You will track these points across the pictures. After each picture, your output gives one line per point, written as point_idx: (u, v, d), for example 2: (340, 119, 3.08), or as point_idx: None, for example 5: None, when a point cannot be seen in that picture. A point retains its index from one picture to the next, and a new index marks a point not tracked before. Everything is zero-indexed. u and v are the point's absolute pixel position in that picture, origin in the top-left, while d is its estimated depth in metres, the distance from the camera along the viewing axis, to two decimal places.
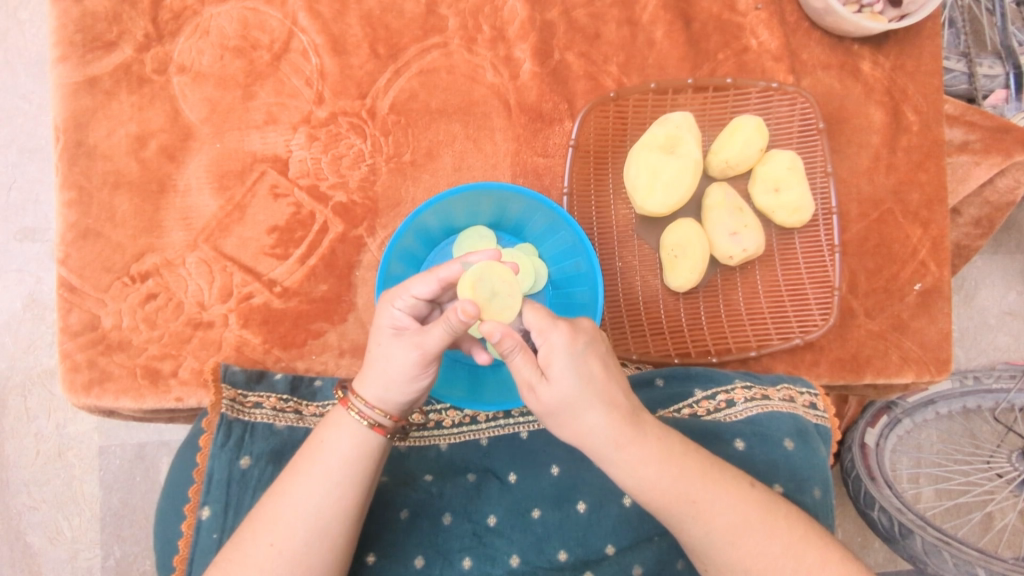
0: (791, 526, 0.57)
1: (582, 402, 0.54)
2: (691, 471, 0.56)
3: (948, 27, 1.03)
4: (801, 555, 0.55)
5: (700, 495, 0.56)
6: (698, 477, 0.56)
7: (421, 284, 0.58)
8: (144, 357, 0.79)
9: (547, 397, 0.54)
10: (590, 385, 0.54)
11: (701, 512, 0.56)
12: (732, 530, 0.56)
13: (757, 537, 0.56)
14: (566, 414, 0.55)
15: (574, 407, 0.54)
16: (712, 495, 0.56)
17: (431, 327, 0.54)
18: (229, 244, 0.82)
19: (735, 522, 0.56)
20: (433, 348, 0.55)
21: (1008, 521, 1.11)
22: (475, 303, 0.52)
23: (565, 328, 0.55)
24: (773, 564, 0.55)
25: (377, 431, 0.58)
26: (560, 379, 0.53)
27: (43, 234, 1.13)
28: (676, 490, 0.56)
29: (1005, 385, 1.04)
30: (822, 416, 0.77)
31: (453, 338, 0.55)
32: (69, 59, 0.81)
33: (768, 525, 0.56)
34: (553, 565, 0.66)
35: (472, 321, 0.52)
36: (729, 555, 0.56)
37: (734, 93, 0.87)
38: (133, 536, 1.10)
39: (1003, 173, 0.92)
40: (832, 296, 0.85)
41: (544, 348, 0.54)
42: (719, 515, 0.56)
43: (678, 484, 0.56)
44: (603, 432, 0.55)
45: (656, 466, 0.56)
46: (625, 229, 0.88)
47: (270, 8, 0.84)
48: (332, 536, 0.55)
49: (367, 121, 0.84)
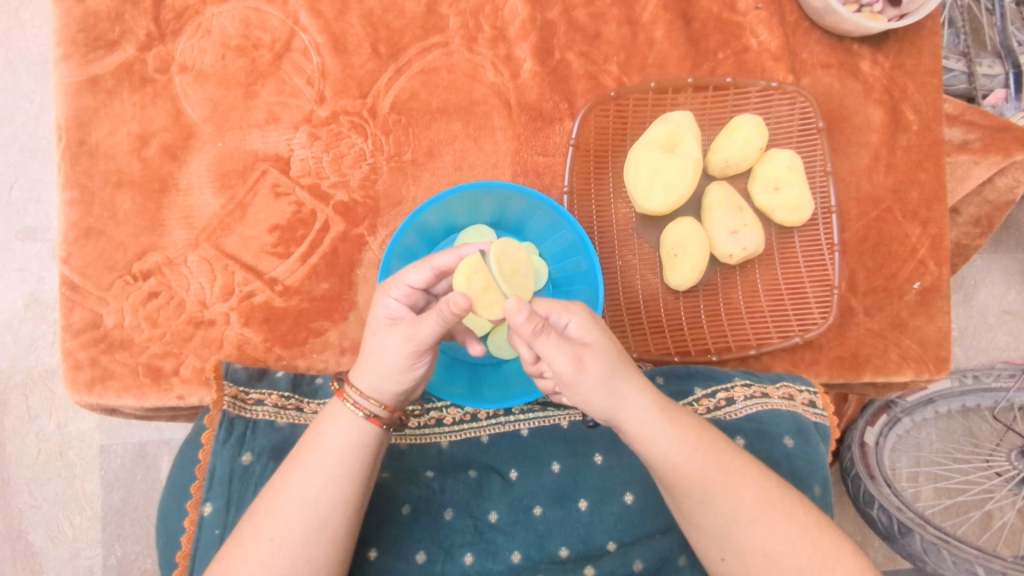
0: (805, 510, 0.58)
1: (621, 370, 0.55)
2: (722, 443, 0.58)
3: (948, 27, 1.03)
4: (817, 540, 0.56)
5: (731, 467, 0.57)
6: (727, 449, 0.58)
7: (415, 272, 0.59)
8: (146, 355, 0.79)
9: (597, 365, 0.53)
10: (621, 353, 0.56)
11: (733, 483, 0.56)
12: (758, 506, 0.56)
13: (778, 515, 0.56)
14: (612, 385, 0.54)
15: (617, 376, 0.54)
16: (741, 468, 0.57)
17: (424, 318, 0.55)
18: (230, 242, 0.82)
19: (761, 498, 0.57)
20: (426, 340, 0.55)
21: (1007, 520, 1.11)
22: (467, 296, 0.52)
23: (581, 306, 0.57)
24: (791, 545, 0.56)
25: (373, 422, 0.58)
26: (602, 344, 0.54)
27: (45, 233, 1.13)
28: (711, 460, 0.56)
29: (1005, 384, 1.04)
30: (822, 415, 0.78)
31: (446, 329, 0.55)
32: (72, 58, 0.81)
33: (788, 507, 0.57)
34: (554, 560, 0.67)
35: (462, 312, 0.52)
36: (753, 533, 0.56)
37: (734, 92, 0.88)
38: (134, 535, 1.10)
39: (1003, 172, 0.92)
40: (832, 294, 0.85)
41: (574, 322, 0.55)
42: (747, 489, 0.56)
43: (712, 455, 0.57)
44: (643, 401, 0.55)
45: (693, 434, 0.57)
46: (625, 228, 0.89)
47: (271, 7, 0.84)
48: (332, 529, 0.56)
49: (368, 120, 0.85)
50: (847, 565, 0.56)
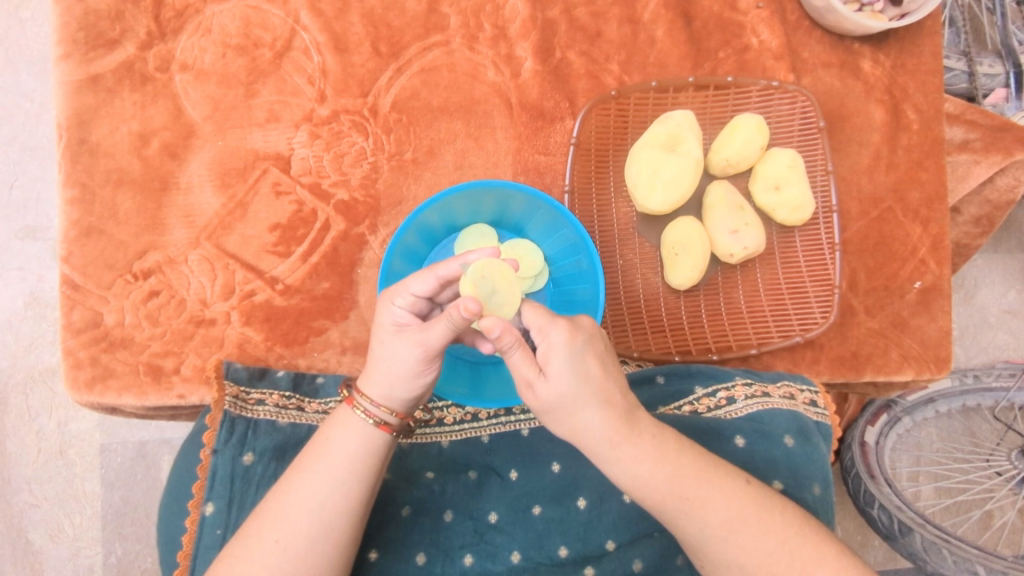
0: (785, 521, 0.57)
1: (580, 400, 0.54)
2: (685, 469, 0.57)
3: (949, 26, 1.03)
4: (797, 550, 0.56)
5: (692, 492, 0.56)
6: (690, 474, 0.57)
7: (420, 282, 0.58)
8: (147, 354, 0.79)
9: (545, 395, 0.54)
10: (585, 384, 0.54)
11: (695, 509, 0.56)
12: (726, 527, 0.56)
13: (753, 531, 0.56)
14: (565, 412, 0.55)
15: (572, 405, 0.55)
16: (705, 492, 0.56)
17: (433, 324, 0.55)
18: (230, 241, 0.82)
19: (728, 518, 0.56)
20: (435, 345, 0.55)
21: (1007, 519, 1.11)
22: (477, 300, 0.52)
23: (565, 325, 0.55)
24: (768, 559, 0.55)
25: (383, 429, 0.58)
26: (560, 378, 0.54)
27: (44, 232, 1.13)
28: (670, 487, 0.56)
29: (1006, 383, 1.04)
30: (823, 414, 0.78)
31: (455, 334, 0.56)
32: (72, 57, 0.81)
33: (763, 522, 0.56)
34: (554, 561, 0.67)
35: (472, 318, 0.52)
36: (722, 552, 0.56)
37: (735, 91, 0.88)
38: (134, 534, 1.10)
39: (1003, 172, 0.92)
40: (833, 294, 0.85)
41: (543, 346, 0.54)
42: (713, 512, 0.56)
43: (671, 481, 0.56)
44: (599, 429, 0.55)
45: (649, 464, 0.56)
46: (626, 228, 0.89)
47: (271, 6, 0.84)
48: (336, 533, 0.55)
49: (368, 119, 0.85)
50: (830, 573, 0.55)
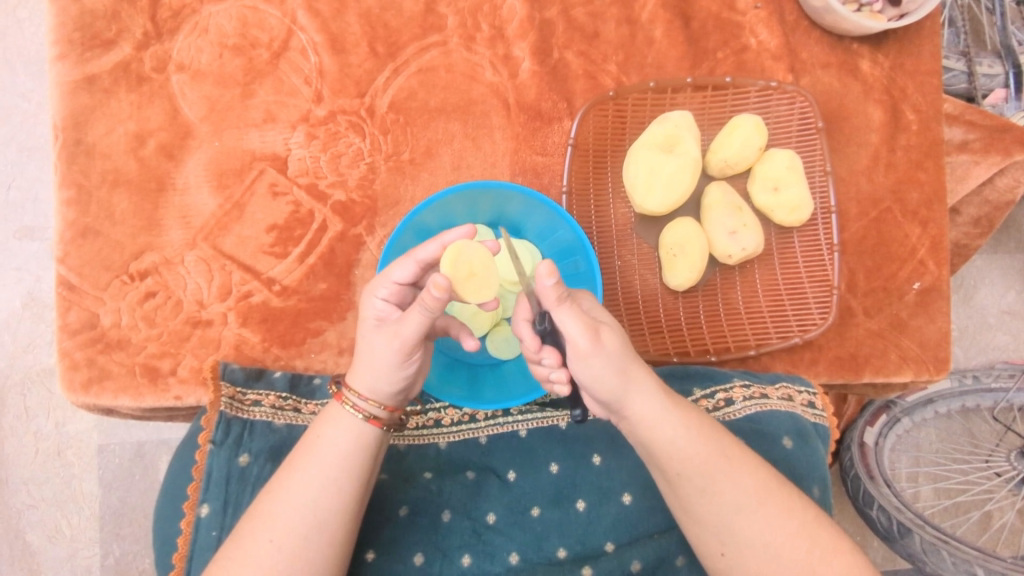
0: (804, 505, 0.57)
1: (633, 355, 0.56)
2: (724, 433, 0.59)
3: (948, 26, 1.03)
4: (817, 535, 0.56)
5: (732, 455, 0.57)
6: (727, 439, 0.58)
7: (399, 268, 0.59)
8: (143, 355, 0.79)
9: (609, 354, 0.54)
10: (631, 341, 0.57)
11: (733, 472, 0.56)
12: (757, 500, 0.56)
13: (778, 507, 0.56)
14: (621, 364, 0.55)
15: (629, 358, 0.56)
16: (742, 458, 0.57)
17: (407, 314, 0.55)
18: (227, 242, 0.82)
19: (760, 488, 0.56)
20: (412, 335, 0.55)
21: (1007, 520, 1.11)
22: (447, 279, 0.52)
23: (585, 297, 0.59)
24: (790, 541, 0.55)
25: (373, 424, 0.58)
26: (613, 332, 0.55)
27: (42, 232, 1.13)
28: (712, 447, 0.57)
29: (1005, 384, 1.04)
30: (821, 415, 0.77)
31: (431, 323, 0.55)
32: (68, 57, 0.81)
33: (787, 502, 0.57)
34: (552, 561, 0.67)
35: (445, 296, 0.52)
36: (751, 525, 0.56)
37: (733, 92, 0.87)
38: (132, 535, 1.10)
39: (1003, 172, 0.92)
40: (831, 295, 0.85)
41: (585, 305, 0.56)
42: (746, 485, 0.56)
43: (713, 444, 0.57)
44: (649, 387, 0.56)
45: (696, 422, 0.57)
46: (623, 228, 0.89)
47: (268, 6, 0.84)
48: (330, 532, 0.55)
49: (366, 120, 0.84)
50: (845, 561, 0.55)
